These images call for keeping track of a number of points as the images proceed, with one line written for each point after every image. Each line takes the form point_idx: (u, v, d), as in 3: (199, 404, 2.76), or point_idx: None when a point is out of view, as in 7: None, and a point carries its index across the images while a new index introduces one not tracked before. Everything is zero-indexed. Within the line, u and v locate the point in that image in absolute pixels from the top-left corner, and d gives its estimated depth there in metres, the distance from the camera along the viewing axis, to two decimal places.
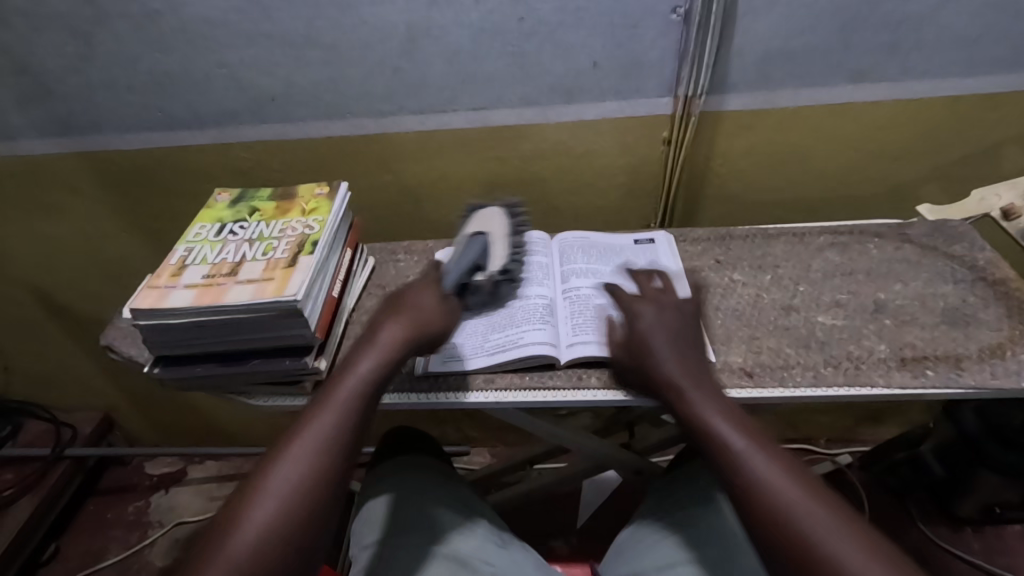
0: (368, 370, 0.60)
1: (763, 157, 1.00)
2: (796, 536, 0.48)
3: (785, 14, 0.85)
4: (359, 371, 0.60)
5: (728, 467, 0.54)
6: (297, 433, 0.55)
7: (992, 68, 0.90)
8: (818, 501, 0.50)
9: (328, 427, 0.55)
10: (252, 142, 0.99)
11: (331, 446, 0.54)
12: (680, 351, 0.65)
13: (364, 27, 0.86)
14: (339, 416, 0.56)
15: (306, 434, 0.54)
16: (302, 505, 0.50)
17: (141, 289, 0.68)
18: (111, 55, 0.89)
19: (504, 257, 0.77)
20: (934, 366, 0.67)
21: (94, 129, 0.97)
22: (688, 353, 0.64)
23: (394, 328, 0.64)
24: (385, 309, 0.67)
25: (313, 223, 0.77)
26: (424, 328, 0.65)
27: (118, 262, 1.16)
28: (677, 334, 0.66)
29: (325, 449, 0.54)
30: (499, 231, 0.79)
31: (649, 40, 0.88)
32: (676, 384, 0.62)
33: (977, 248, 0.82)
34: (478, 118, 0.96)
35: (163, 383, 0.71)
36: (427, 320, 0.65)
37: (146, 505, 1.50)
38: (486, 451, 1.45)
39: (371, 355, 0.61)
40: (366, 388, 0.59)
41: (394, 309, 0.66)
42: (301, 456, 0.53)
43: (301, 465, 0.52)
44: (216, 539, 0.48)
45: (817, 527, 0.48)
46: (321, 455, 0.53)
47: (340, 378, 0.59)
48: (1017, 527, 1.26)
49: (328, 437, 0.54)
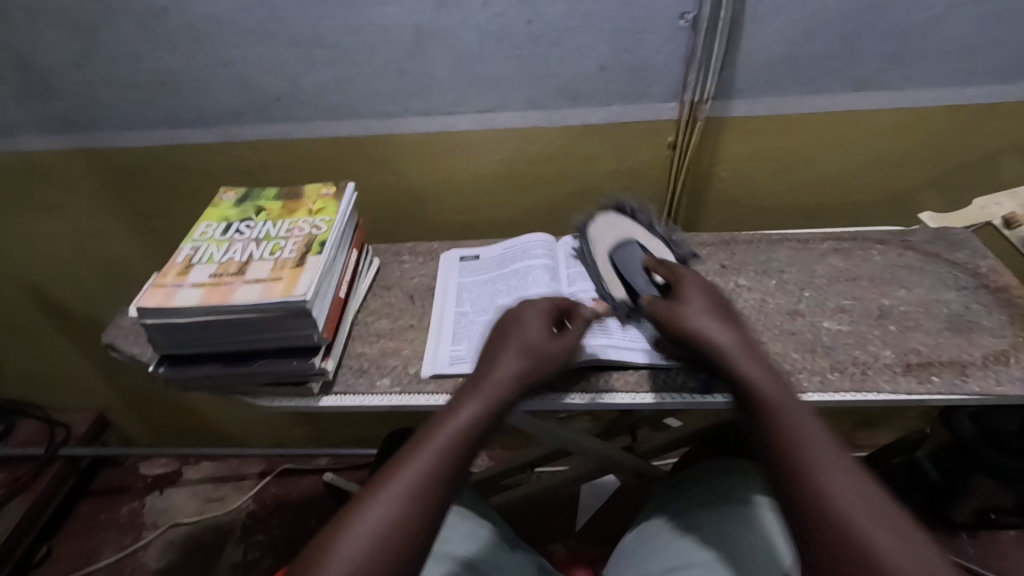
0: (469, 414, 0.58)
1: (766, 163, 1.00)
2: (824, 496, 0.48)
3: (791, 22, 0.86)
4: (462, 416, 0.58)
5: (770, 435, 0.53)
6: (396, 472, 0.54)
7: (992, 78, 0.91)
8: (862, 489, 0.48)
9: (423, 470, 0.54)
10: (256, 142, 0.98)
11: (421, 491, 0.53)
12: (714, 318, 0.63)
13: (372, 28, 0.86)
14: (441, 457, 0.55)
15: (401, 474, 0.54)
16: (386, 548, 0.50)
17: (147, 287, 0.67)
18: (115, 51, 0.88)
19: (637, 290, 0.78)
20: (939, 372, 0.67)
21: (96, 126, 0.96)
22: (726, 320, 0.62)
23: (508, 370, 0.62)
24: (506, 340, 0.65)
25: (320, 223, 0.77)
26: (530, 377, 0.62)
27: (116, 260, 1.15)
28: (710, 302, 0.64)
29: (416, 494, 0.53)
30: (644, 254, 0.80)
31: (656, 45, 0.88)
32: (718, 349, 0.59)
33: (978, 255, 0.83)
34: (484, 120, 0.96)
35: (167, 383, 0.71)
36: (530, 357, 0.64)
37: (140, 506, 1.48)
38: (485, 454, 1.45)
39: (478, 398, 0.60)
40: (466, 433, 0.57)
41: (513, 342, 0.64)
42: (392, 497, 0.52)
43: (392, 506, 0.51)
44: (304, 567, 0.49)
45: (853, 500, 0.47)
46: (411, 503, 0.52)
47: (441, 420, 0.58)
48: (1010, 533, 1.28)
49: (421, 483, 0.53)
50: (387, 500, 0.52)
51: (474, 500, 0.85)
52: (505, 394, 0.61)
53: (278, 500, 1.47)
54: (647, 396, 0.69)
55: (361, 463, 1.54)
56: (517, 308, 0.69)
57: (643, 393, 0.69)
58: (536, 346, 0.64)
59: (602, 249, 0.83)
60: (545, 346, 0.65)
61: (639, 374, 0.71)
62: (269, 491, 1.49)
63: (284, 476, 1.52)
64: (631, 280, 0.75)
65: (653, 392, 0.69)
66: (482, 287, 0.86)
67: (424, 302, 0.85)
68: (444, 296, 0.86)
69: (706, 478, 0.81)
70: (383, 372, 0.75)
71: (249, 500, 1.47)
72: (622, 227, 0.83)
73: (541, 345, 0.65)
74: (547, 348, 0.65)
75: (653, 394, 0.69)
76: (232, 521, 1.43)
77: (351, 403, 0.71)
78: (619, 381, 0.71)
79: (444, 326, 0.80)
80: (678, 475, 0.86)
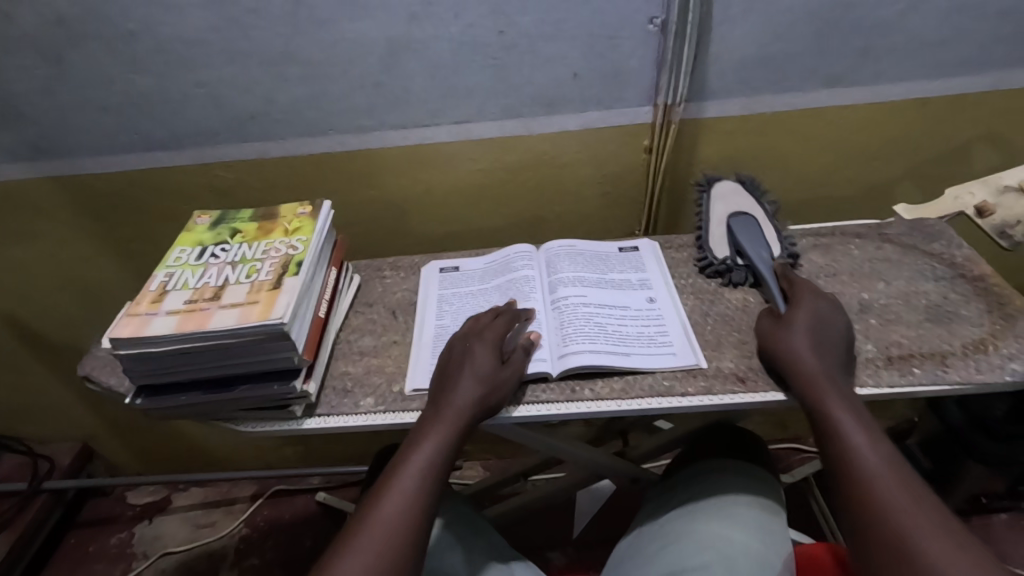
0: (432, 447, 0.62)
1: (742, 162, 1.01)
2: (867, 482, 0.54)
3: (760, 22, 0.86)
4: (424, 447, 0.62)
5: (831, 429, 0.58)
6: (374, 508, 0.57)
7: (960, 70, 0.93)
8: (900, 477, 0.53)
9: (396, 511, 0.56)
10: (230, 162, 0.97)
11: (399, 533, 0.55)
12: (807, 331, 0.66)
13: (343, 44, 0.86)
14: (411, 490, 0.58)
15: (375, 518, 0.56)
16: None
17: (120, 317, 0.66)
18: (81, 77, 0.87)
19: (758, 247, 0.81)
20: (920, 364, 0.68)
21: (68, 152, 0.95)
22: (818, 323, 0.67)
23: (465, 393, 0.65)
24: (457, 369, 0.68)
25: (297, 242, 0.76)
26: (484, 398, 0.66)
27: (93, 288, 1.13)
28: (808, 319, 0.67)
29: (394, 537, 0.54)
30: (759, 212, 0.86)
31: (628, 50, 0.88)
32: (803, 360, 0.63)
33: (954, 245, 0.84)
34: (461, 131, 0.95)
35: (146, 414, 0.69)
36: (475, 392, 0.66)
37: (129, 536, 1.45)
38: (479, 465, 1.44)
39: (437, 427, 0.63)
40: (431, 468, 0.60)
41: (465, 369, 0.68)
42: (370, 544, 0.54)
43: (372, 551, 0.53)
44: None
45: (885, 485, 0.53)
46: (391, 544, 0.54)
47: (405, 458, 0.61)
48: (1001, 516, 1.30)
49: (398, 524, 0.55)
50: (366, 548, 0.53)
51: (468, 513, 0.84)
52: (460, 428, 0.63)
53: (271, 522, 1.45)
54: (633, 402, 0.69)
55: (353, 480, 1.52)
56: (461, 343, 0.71)
57: (630, 400, 0.69)
58: (480, 379, 0.67)
59: (717, 215, 0.88)
60: (489, 378, 0.67)
61: (624, 380, 0.71)
62: (261, 514, 1.47)
63: (276, 498, 1.50)
64: (748, 250, 0.81)
65: (639, 398, 0.69)
66: (464, 299, 0.85)
67: (407, 318, 0.85)
68: (426, 310, 0.85)
69: (696, 477, 0.82)
70: (366, 391, 0.74)
71: (241, 524, 1.45)
72: (740, 202, 0.88)
73: (486, 377, 0.67)
74: (490, 381, 0.67)
75: (639, 400, 0.69)
76: (225, 547, 1.41)
77: (334, 424, 0.70)
78: (605, 390, 0.70)
79: (427, 339, 0.80)
80: (670, 477, 0.87)
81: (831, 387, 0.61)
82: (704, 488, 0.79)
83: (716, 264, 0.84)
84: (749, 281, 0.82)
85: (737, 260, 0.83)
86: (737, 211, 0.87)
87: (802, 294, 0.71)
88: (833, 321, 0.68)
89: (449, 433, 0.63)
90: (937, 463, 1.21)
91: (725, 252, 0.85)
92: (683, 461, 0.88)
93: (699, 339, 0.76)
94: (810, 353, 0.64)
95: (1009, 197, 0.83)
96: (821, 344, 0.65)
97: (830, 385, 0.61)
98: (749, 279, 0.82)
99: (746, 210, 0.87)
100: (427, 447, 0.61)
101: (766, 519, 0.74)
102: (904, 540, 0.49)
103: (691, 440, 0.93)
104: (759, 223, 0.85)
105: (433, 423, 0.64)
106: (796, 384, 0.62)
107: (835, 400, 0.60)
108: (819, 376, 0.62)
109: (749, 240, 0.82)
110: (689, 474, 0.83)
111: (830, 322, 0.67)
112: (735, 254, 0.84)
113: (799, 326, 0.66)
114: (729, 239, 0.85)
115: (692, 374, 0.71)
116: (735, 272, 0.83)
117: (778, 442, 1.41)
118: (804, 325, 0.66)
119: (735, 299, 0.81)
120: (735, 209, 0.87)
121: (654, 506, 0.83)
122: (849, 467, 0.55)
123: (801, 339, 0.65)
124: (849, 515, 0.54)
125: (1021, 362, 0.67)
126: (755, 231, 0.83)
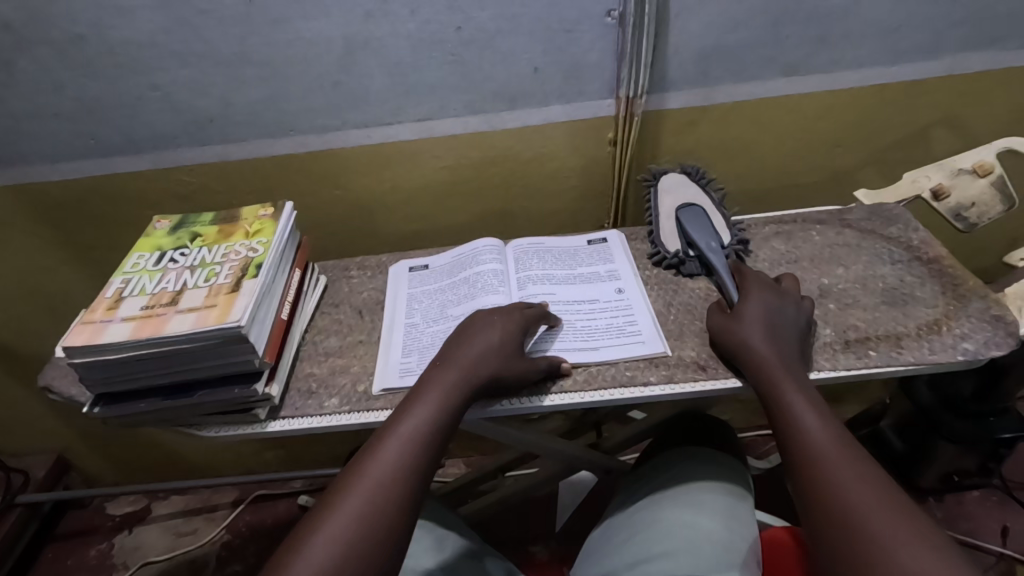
0: (431, 409, 0.60)
1: (706, 153, 1.02)
2: (820, 463, 0.55)
3: (716, 12, 0.87)
4: (423, 409, 0.60)
5: (787, 415, 0.59)
6: (367, 465, 0.55)
7: (914, 56, 0.94)
8: (850, 459, 0.54)
9: (389, 472, 0.54)
10: (192, 166, 0.96)
11: (391, 494, 0.53)
12: (761, 322, 0.66)
13: (299, 43, 0.85)
14: (406, 451, 0.56)
15: (366, 477, 0.54)
16: (364, 546, 0.50)
17: (75, 325, 0.65)
18: (34, 83, 0.85)
19: (707, 235, 0.83)
20: (876, 346, 0.69)
21: (23, 160, 0.93)
22: (772, 315, 0.67)
23: (468, 364, 0.64)
24: (466, 340, 0.67)
25: (257, 245, 0.75)
26: (490, 370, 0.65)
27: (60, 297, 1.11)
28: (763, 310, 0.68)
29: (386, 497, 0.53)
30: (705, 201, 0.88)
31: (587, 43, 0.89)
32: (758, 350, 0.64)
33: (911, 229, 0.85)
34: (424, 129, 0.95)
35: (107, 422, 0.69)
36: (484, 368, 0.65)
37: (109, 547, 1.44)
38: (461, 462, 1.44)
39: (437, 390, 0.62)
40: (431, 430, 0.59)
41: (476, 341, 0.67)
42: (361, 500, 0.52)
43: (361, 511, 0.51)
44: (285, 560, 0.49)
45: (836, 467, 0.54)
46: (383, 503, 0.52)
47: (403, 416, 0.59)
48: (973, 492, 1.33)
49: (389, 484, 0.54)
50: (356, 506, 0.52)
51: (442, 512, 0.84)
52: (460, 396, 0.62)
53: (254, 527, 1.44)
54: (596, 393, 0.69)
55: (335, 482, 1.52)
56: (483, 316, 0.70)
57: (593, 391, 0.69)
58: (494, 357, 0.66)
59: (666, 207, 0.88)
60: (502, 355, 0.66)
61: (587, 372, 0.72)
62: (243, 519, 1.46)
63: (258, 503, 1.49)
64: (700, 241, 0.83)
65: (602, 389, 0.70)
66: (432, 296, 0.85)
67: (373, 317, 0.84)
68: (395, 309, 0.85)
69: (667, 464, 0.83)
70: (331, 392, 0.73)
71: (223, 531, 1.44)
72: (688, 193, 0.89)
73: (498, 356, 0.66)
74: (501, 358, 0.66)
75: (602, 391, 0.69)
76: (207, 554, 1.40)
77: (298, 427, 0.69)
78: (568, 382, 0.71)
79: (396, 337, 0.80)
80: (641, 466, 0.88)
81: (782, 372, 0.62)
82: (673, 477, 0.80)
83: (671, 256, 0.85)
84: (702, 271, 0.83)
85: (689, 251, 0.84)
86: (685, 202, 0.88)
87: (756, 284, 0.71)
88: (788, 311, 0.69)
89: (448, 398, 0.61)
90: (908, 444, 1.24)
91: (679, 244, 0.85)
92: (654, 450, 0.89)
93: (662, 328, 0.76)
94: (764, 343, 0.64)
95: (964, 179, 0.86)
96: (774, 335, 0.65)
97: (783, 373, 0.62)
98: (702, 267, 0.83)
99: (694, 201, 0.88)
100: (423, 410, 0.60)
101: (732, 503, 0.75)
102: (854, 518, 0.50)
103: (663, 429, 0.93)
104: (706, 212, 0.86)
105: (435, 387, 0.62)
106: (748, 372, 0.64)
107: (786, 383, 0.61)
108: (769, 361, 0.63)
109: (699, 231, 0.83)
110: (658, 463, 0.84)
111: (785, 313, 0.68)
112: (685, 246, 0.85)
113: (753, 317, 0.67)
114: (678, 231, 0.86)
115: (654, 364, 0.72)
116: (690, 263, 0.84)
117: (755, 429, 1.43)
118: (757, 317, 0.67)
119: (697, 288, 0.82)
120: (684, 199, 0.88)
121: (625, 496, 0.84)
122: (796, 449, 0.57)
123: (754, 330, 0.66)
124: (802, 495, 0.55)
125: (974, 341, 0.68)
126: (703, 220, 0.84)
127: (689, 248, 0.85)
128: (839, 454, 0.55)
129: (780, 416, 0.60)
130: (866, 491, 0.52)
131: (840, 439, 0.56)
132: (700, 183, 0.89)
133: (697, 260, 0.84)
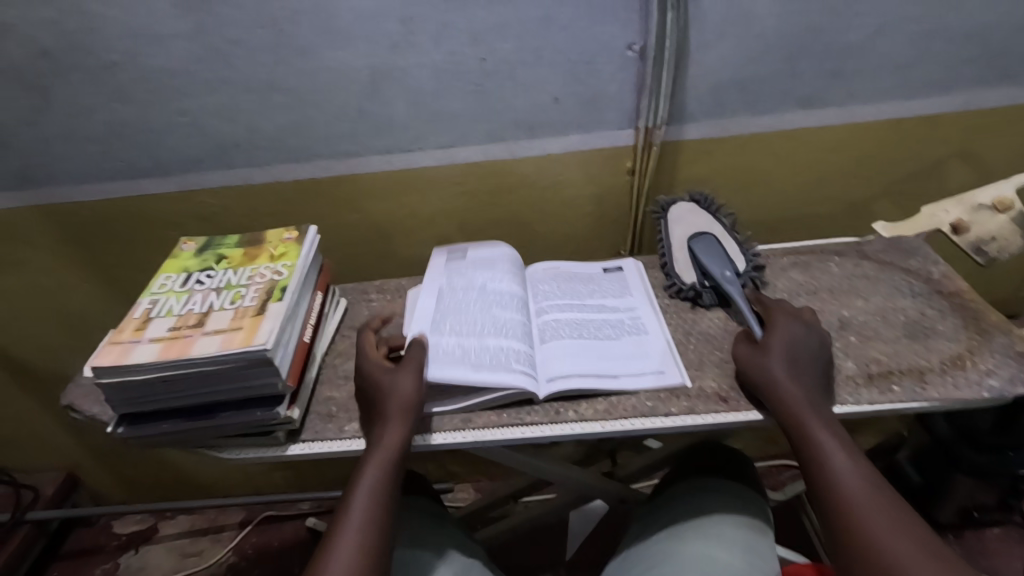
0: (375, 481, 0.63)
1: (722, 182, 1.03)
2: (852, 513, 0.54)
3: (734, 46, 0.89)
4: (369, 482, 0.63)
5: (815, 459, 0.58)
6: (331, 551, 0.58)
7: (929, 91, 0.95)
8: (882, 507, 0.54)
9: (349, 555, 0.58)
10: (216, 188, 0.98)
11: None
12: (784, 360, 0.66)
13: (326, 72, 0.87)
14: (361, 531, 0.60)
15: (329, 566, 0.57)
16: None
17: (103, 345, 0.66)
18: (69, 108, 0.88)
19: (723, 264, 0.83)
20: (899, 381, 0.69)
21: (54, 181, 0.96)
22: (797, 353, 0.67)
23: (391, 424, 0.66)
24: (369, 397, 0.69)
25: (282, 268, 0.76)
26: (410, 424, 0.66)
27: (79, 316, 1.13)
28: (789, 347, 0.67)
29: None
30: (718, 229, 0.88)
31: (607, 75, 0.91)
32: (783, 390, 0.63)
33: (930, 262, 0.86)
34: (445, 156, 0.97)
35: (128, 442, 0.69)
36: (400, 429, 0.66)
37: (113, 567, 1.42)
38: (470, 487, 1.43)
39: (376, 460, 0.64)
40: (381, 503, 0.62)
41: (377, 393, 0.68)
42: None
43: None
44: None
45: (868, 515, 0.53)
46: None
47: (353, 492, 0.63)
48: (993, 530, 1.30)
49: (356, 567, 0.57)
50: None
51: (460, 538, 0.83)
52: (395, 461, 0.64)
53: (260, 550, 1.43)
54: (616, 423, 0.69)
55: None
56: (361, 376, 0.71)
57: (613, 420, 0.69)
58: (401, 409, 0.66)
59: (679, 237, 0.89)
60: (413, 407, 0.67)
61: (608, 401, 0.72)
62: (250, 541, 1.45)
63: (265, 524, 1.48)
64: (714, 270, 0.82)
65: (622, 418, 0.69)
66: None
67: None
68: None
69: (687, 493, 0.83)
70: (351, 415, 0.73)
71: (229, 553, 1.42)
72: (699, 221, 0.89)
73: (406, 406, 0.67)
74: (412, 410, 0.67)
75: (622, 421, 0.69)
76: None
77: (318, 450, 0.70)
78: (589, 410, 0.71)
79: None
80: (658, 497, 0.87)
81: (808, 412, 0.61)
82: (692, 508, 0.79)
83: (685, 288, 0.85)
84: (718, 303, 0.84)
85: (704, 282, 0.84)
86: (696, 231, 0.88)
87: (782, 317, 0.70)
88: (812, 346, 0.68)
89: (383, 472, 0.63)
90: (925, 477, 1.22)
91: (695, 275, 0.85)
92: (671, 480, 0.89)
93: (682, 358, 0.76)
94: (787, 382, 0.64)
95: (983, 214, 0.86)
96: (798, 373, 0.65)
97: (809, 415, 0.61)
98: (717, 298, 0.84)
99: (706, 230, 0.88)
100: (363, 485, 0.62)
101: (753, 534, 0.74)
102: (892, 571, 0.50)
103: (679, 460, 0.93)
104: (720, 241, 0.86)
105: (372, 456, 0.65)
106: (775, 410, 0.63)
107: (812, 424, 0.60)
108: (795, 401, 0.62)
109: (712, 261, 0.83)
110: (678, 492, 0.84)
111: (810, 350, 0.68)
112: (700, 277, 0.85)
113: (777, 354, 0.66)
114: (693, 261, 0.86)
115: (676, 395, 0.72)
116: (705, 294, 0.84)
117: (769, 459, 1.41)
118: (783, 354, 0.66)
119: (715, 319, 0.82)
120: (698, 228, 0.89)
121: (644, 526, 0.83)
122: (826, 495, 0.56)
123: (778, 368, 0.65)
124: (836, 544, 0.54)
125: (999, 377, 0.68)
126: (718, 249, 0.84)
127: (704, 278, 0.85)
128: (871, 501, 0.54)
129: (809, 459, 0.59)
130: (902, 541, 0.51)
131: (870, 483, 0.56)
132: (711, 210, 0.90)
133: (712, 291, 0.84)
